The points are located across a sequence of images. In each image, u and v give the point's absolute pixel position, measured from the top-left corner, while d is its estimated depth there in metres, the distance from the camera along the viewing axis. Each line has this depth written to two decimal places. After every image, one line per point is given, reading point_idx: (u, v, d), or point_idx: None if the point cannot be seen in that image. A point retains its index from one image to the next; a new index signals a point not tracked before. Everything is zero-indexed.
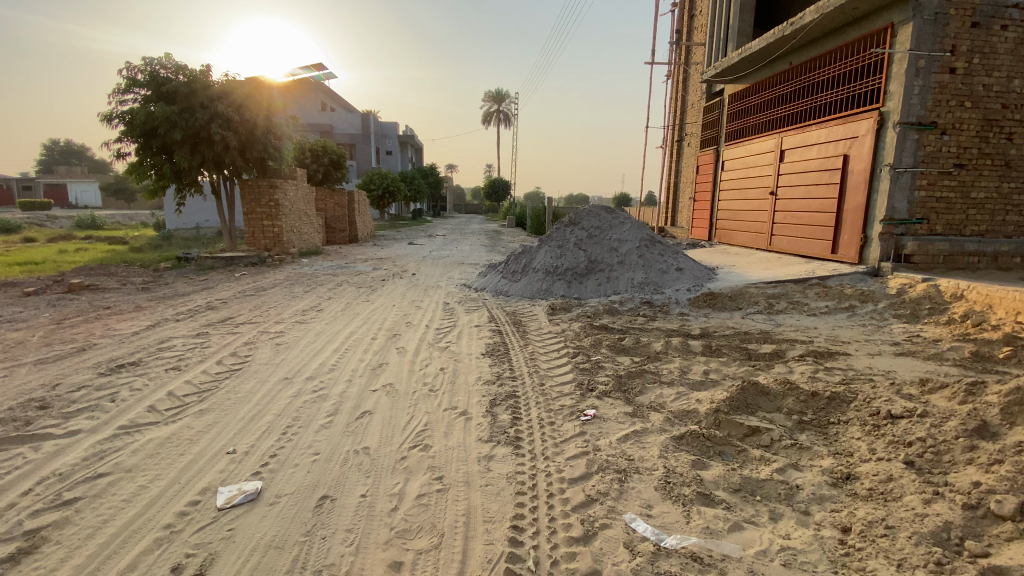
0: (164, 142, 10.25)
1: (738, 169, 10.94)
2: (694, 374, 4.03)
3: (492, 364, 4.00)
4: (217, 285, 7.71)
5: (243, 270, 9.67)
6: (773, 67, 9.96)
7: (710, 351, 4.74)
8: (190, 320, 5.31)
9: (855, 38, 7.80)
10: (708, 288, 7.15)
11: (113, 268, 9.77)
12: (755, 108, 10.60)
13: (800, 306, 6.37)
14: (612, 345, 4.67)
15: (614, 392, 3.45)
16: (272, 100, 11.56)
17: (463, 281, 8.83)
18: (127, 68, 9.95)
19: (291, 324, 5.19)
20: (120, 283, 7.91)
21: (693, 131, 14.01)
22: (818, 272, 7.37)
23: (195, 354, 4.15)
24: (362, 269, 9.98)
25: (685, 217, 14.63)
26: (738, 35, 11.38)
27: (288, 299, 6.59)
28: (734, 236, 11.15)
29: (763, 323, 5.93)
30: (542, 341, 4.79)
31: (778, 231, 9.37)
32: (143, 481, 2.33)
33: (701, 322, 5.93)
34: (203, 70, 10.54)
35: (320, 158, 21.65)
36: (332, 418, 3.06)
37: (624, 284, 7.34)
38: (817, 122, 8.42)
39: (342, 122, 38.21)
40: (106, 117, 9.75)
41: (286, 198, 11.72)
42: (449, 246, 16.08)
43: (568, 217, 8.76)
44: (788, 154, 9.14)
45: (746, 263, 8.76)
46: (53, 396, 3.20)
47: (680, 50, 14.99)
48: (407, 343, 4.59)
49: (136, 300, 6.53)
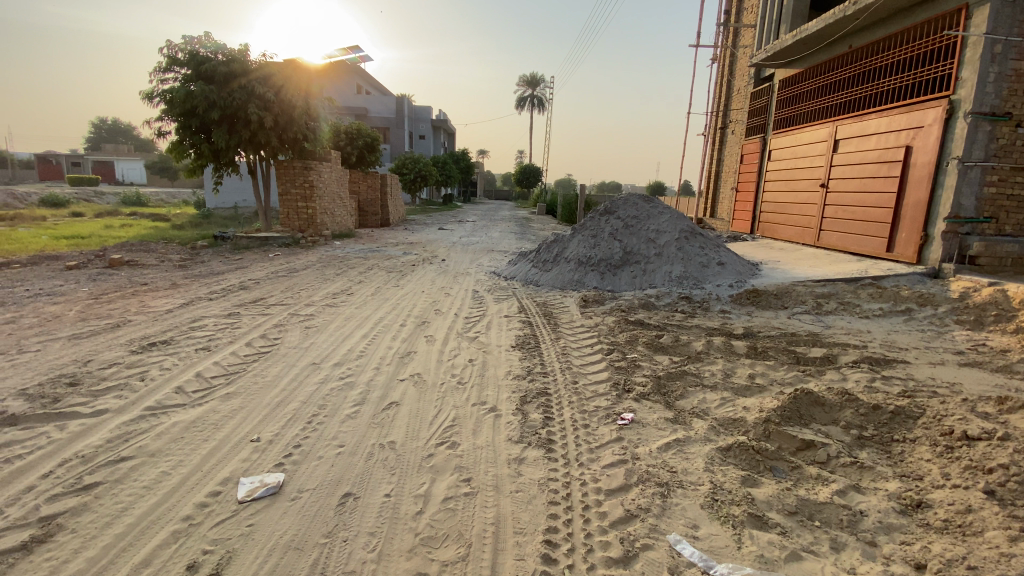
0: (202, 122, 10.38)
1: (786, 160, 10.36)
2: (737, 379, 3.78)
3: (523, 357, 3.84)
4: (251, 265, 7.79)
5: (277, 250, 9.78)
6: (829, 51, 9.32)
7: (755, 353, 4.46)
8: (222, 300, 5.33)
9: (924, 19, 7.18)
10: (751, 284, 6.79)
11: (153, 245, 10.02)
12: (807, 96, 9.98)
13: (851, 308, 5.97)
14: (649, 343, 4.45)
15: (654, 395, 3.24)
16: (309, 81, 11.58)
17: (493, 268, 8.69)
18: (168, 46, 10.08)
19: (321, 308, 5.15)
20: (158, 260, 8.08)
21: (738, 118, 13.38)
22: (871, 271, 6.90)
23: (224, 335, 4.14)
24: (393, 253, 9.96)
25: (726, 209, 14.06)
26: (791, 16, 10.70)
27: (319, 281, 6.57)
28: (778, 230, 10.61)
29: (810, 324, 5.57)
30: (574, 335, 4.60)
31: (828, 226, 8.84)
32: (165, 468, 2.28)
33: (743, 321, 5.62)
34: (242, 50, 10.60)
35: (355, 140, 21.75)
36: (359, 408, 2.95)
37: (661, 277, 7.05)
38: (877, 110, 7.83)
39: (376, 106, 38.38)
40: (148, 96, 9.92)
41: (320, 180, 11.78)
42: (480, 232, 15.97)
43: (603, 205, 8.47)
44: (842, 145, 8.57)
45: (792, 260, 8.31)
46: (84, 374, 3.21)
47: (727, 33, 14.26)
48: (436, 332, 4.47)
49: (172, 277, 6.64)
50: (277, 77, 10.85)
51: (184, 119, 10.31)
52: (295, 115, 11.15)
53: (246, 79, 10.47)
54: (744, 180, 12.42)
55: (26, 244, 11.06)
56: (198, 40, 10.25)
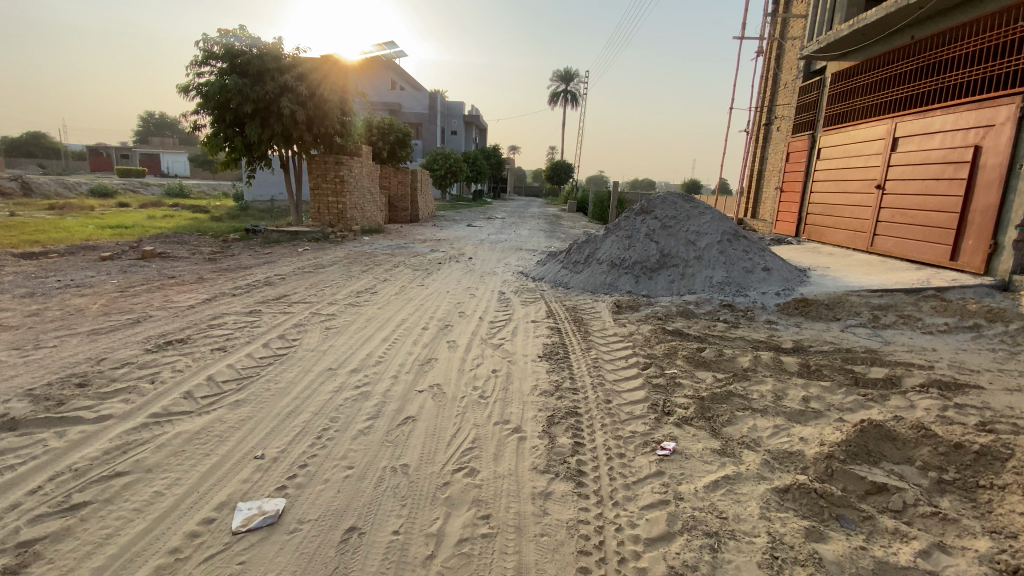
0: (236, 115, 10.43)
1: (838, 159, 9.71)
2: (791, 404, 3.42)
3: (553, 369, 3.55)
4: (279, 259, 7.75)
5: (305, 245, 9.76)
6: (888, 43, 8.61)
7: (808, 373, 4.05)
8: (245, 296, 5.23)
9: (997, 8, 6.53)
10: (800, 293, 6.31)
11: (187, 237, 10.15)
12: (862, 90, 9.29)
13: (913, 321, 5.43)
14: (690, 357, 4.09)
15: (698, 420, 2.94)
16: (344, 76, 11.55)
17: (522, 268, 8.41)
18: (204, 40, 10.17)
19: (344, 307, 4.98)
20: (190, 252, 8.14)
21: (785, 114, 12.67)
22: (934, 281, 6.31)
23: (243, 334, 4.00)
24: (420, 250, 9.81)
25: (768, 210, 13.38)
26: (848, 5, 9.98)
27: (345, 279, 6.43)
28: (827, 234, 9.94)
29: (867, 340, 5.08)
30: (607, 345, 4.29)
31: (883, 231, 8.21)
32: (160, 487, 2.12)
33: (791, 334, 5.19)
34: (277, 44, 10.62)
35: (387, 135, 21.78)
36: (373, 422, 2.72)
37: (700, 283, 6.64)
38: (940, 106, 7.16)
39: (410, 101, 38.55)
40: (184, 89, 10.04)
41: (351, 175, 11.73)
42: (509, 229, 15.72)
43: (639, 204, 8.07)
44: (901, 143, 7.93)
45: (844, 266, 7.73)
46: (96, 374, 3.11)
47: (775, 24, 13.52)
48: (459, 337, 4.23)
49: (200, 271, 6.61)
50: (309, 71, 10.82)
51: (219, 112, 10.39)
52: (328, 110, 11.14)
53: (279, 73, 10.47)
54: (790, 180, 11.73)
55: (72, 232, 11.43)
56: (234, 34, 10.31)
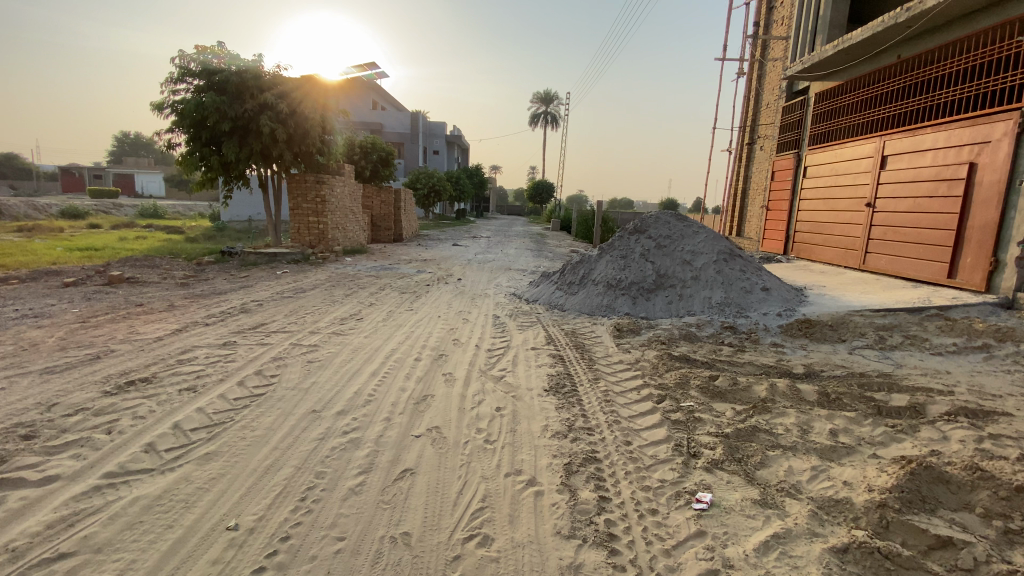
0: (213, 133, 10.03)
1: (825, 177, 9.75)
2: (819, 439, 3.17)
3: (564, 405, 3.24)
4: (257, 284, 7.32)
5: (285, 268, 9.33)
6: (874, 62, 8.72)
7: (828, 402, 3.81)
8: (219, 326, 4.81)
9: (985, 27, 6.61)
10: (801, 313, 6.15)
11: (159, 260, 9.62)
12: (848, 109, 9.38)
13: (919, 342, 5.29)
14: (704, 387, 3.83)
15: (730, 463, 2.66)
16: (325, 94, 11.29)
17: (514, 289, 8.12)
18: (180, 57, 9.81)
19: (328, 336, 4.60)
20: (161, 276, 7.66)
21: (768, 132, 12.80)
22: (934, 300, 6.22)
23: (216, 371, 3.59)
24: (406, 272, 9.46)
25: (754, 227, 13.41)
26: (829, 26, 10.17)
27: (328, 304, 6.05)
28: (817, 251, 9.93)
29: (878, 363, 4.89)
30: (614, 374, 4.01)
31: (875, 248, 8.18)
32: (111, 573, 1.73)
33: (800, 358, 4.98)
34: (256, 61, 10.33)
35: (369, 154, 21.52)
36: (365, 477, 2.37)
37: (699, 304, 6.44)
38: (930, 124, 7.20)
39: (391, 121, 38.52)
40: (158, 106, 9.64)
41: (333, 194, 11.39)
42: (495, 249, 15.47)
43: (632, 223, 7.89)
44: (890, 161, 7.95)
45: (840, 285, 7.64)
46: (43, 422, 2.68)
47: (755, 46, 13.76)
48: (455, 368, 3.87)
49: (171, 298, 6.15)
50: (291, 90, 10.55)
51: (195, 130, 9.98)
52: (309, 128, 10.84)
53: (259, 90, 10.16)
54: (776, 199, 11.78)
55: (35, 255, 10.79)
56: (211, 51, 9.98)
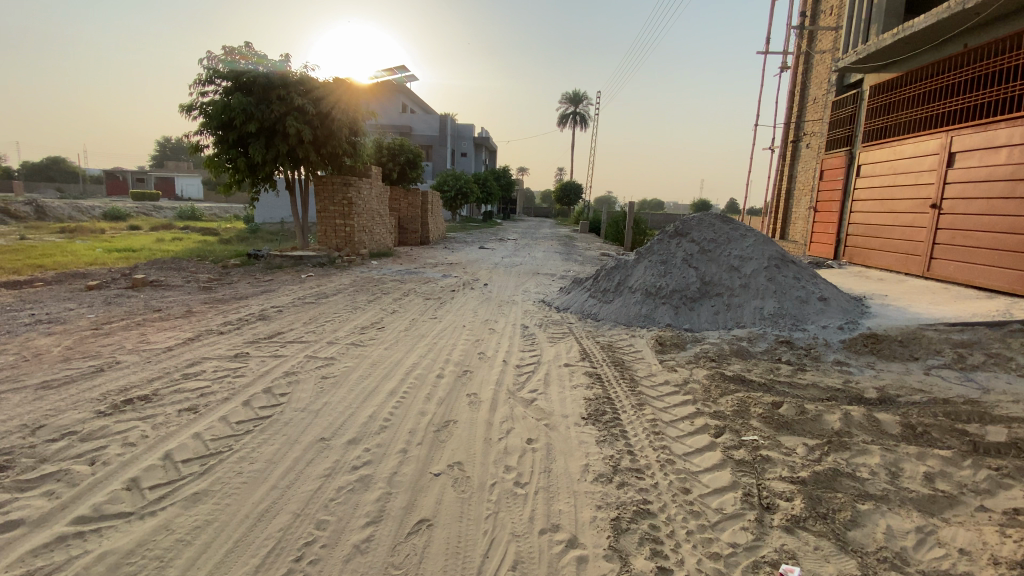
0: (240, 135, 9.94)
1: (883, 176, 8.97)
2: (913, 486, 2.64)
3: (606, 437, 2.81)
4: (279, 288, 7.11)
5: (310, 271, 9.15)
6: (937, 52, 7.95)
7: (915, 436, 3.23)
8: (233, 335, 4.54)
9: None
10: (866, 327, 5.54)
11: (186, 263, 9.56)
12: (907, 103, 8.60)
13: (1005, 362, 4.57)
14: (767, 416, 3.34)
15: (814, 522, 2.18)
16: (352, 95, 11.08)
17: (544, 296, 7.70)
18: (208, 58, 9.77)
19: (346, 347, 4.28)
20: (184, 280, 7.56)
21: (816, 129, 12.00)
22: (1019, 312, 5.49)
23: (222, 389, 3.29)
24: (431, 276, 9.16)
25: (800, 230, 12.61)
26: (886, 14, 9.39)
27: (349, 311, 5.75)
28: (873, 257, 9.18)
29: (961, 387, 4.23)
30: (661, 398, 3.55)
31: (942, 254, 7.43)
32: None
33: (870, 380, 4.39)
34: (283, 61, 10.21)
35: (397, 156, 21.41)
36: (374, 529, 1.99)
37: (750, 315, 5.91)
38: (1004, 118, 6.44)
39: (420, 124, 38.64)
40: (187, 109, 9.63)
41: (360, 197, 11.23)
42: (523, 252, 15.09)
43: (672, 226, 7.35)
44: (959, 159, 7.19)
45: (904, 294, 6.93)
46: (23, 450, 2.41)
47: (801, 38, 12.97)
48: (481, 388, 3.45)
49: (190, 303, 5.97)
50: (318, 90, 10.38)
51: (223, 132, 9.92)
52: (336, 129, 10.65)
53: (286, 91, 10.04)
54: (825, 200, 11.02)
55: (73, 256, 11.01)
56: (238, 52, 9.92)
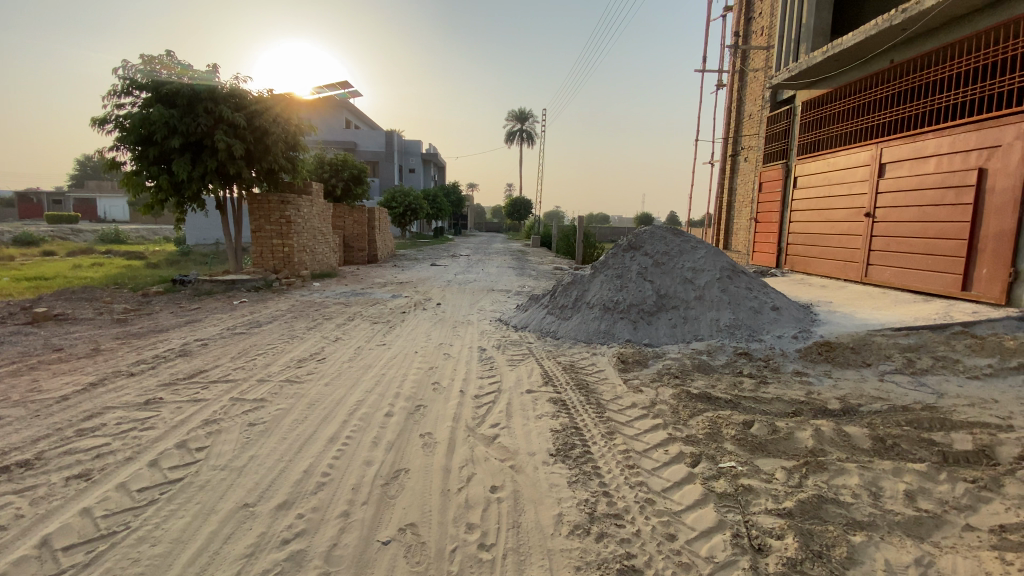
0: (162, 150, 9.11)
1: (818, 187, 9.36)
2: (897, 508, 2.51)
3: (579, 477, 2.52)
4: (207, 318, 6.43)
5: (244, 297, 8.44)
6: (865, 69, 8.40)
7: (886, 450, 3.16)
8: (146, 376, 3.94)
9: (988, 26, 6.25)
10: (819, 335, 5.61)
11: (100, 292, 8.59)
12: (839, 117, 9.05)
13: (952, 364, 4.70)
14: (740, 438, 3.17)
15: (812, 564, 1.97)
16: (290, 108, 10.47)
17: (500, 314, 7.41)
18: (124, 67, 8.96)
19: (281, 385, 3.79)
20: (96, 312, 6.73)
21: (753, 143, 12.51)
22: (954, 314, 5.74)
23: (125, 446, 2.76)
24: (380, 297, 8.68)
25: (743, 240, 13.05)
26: (815, 34, 9.91)
27: (286, 341, 5.22)
28: (813, 264, 9.54)
29: (916, 393, 4.27)
30: (632, 424, 3.32)
31: (878, 260, 7.76)
32: None
33: (830, 390, 4.36)
34: (210, 71, 9.51)
35: (340, 172, 20.66)
36: None
37: (707, 327, 5.87)
38: (930, 129, 6.82)
39: (364, 140, 37.63)
40: (100, 121, 8.76)
41: (300, 215, 10.60)
42: (475, 268, 14.79)
43: (626, 238, 7.27)
44: (889, 169, 7.56)
45: (847, 300, 7.16)
46: None
47: (735, 57, 13.59)
48: (436, 427, 3.10)
49: (98, 339, 5.24)
50: (251, 102, 9.72)
51: (142, 148, 9.06)
52: (272, 143, 10.00)
53: (214, 103, 9.33)
54: (765, 211, 11.42)
55: None
56: (159, 60, 9.17)
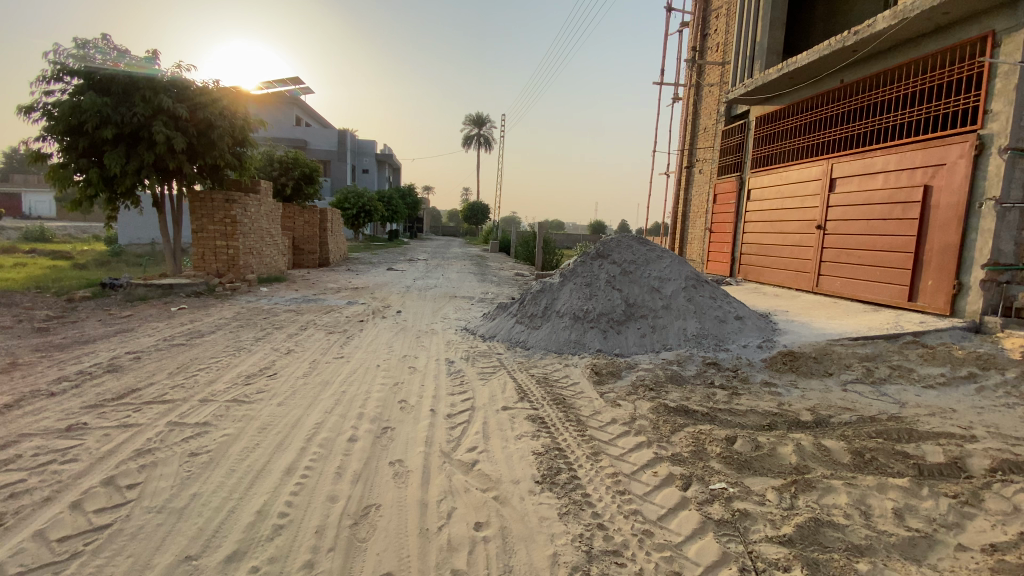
0: (93, 142, 8.26)
1: (772, 199, 9.68)
2: (889, 527, 2.46)
3: (569, 508, 2.32)
4: (141, 327, 5.80)
5: (183, 303, 7.75)
6: (817, 87, 8.76)
7: (865, 465, 3.13)
8: (67, 397, 3.41)
9: (933, 52, 6.62)
10: (782, 345, 5.70)
11: (13, 296, 7.64)
12: (791, 132, 9.40)
13: (908, 373, 4.84)
14: (725, 456, 3.07)
15: None
16: (237, 101, 9.78)
17: (464, 323, 7.13)
18: (53, 50, 8.07)
19: (228, 406, 3.37)
20: (9, 319, 5.95)
21: (708, 155, 12.86)
22: (904, 324, 5.98)
23: (42, 483, 2.31)
24: (335, 304, 8.20)
25: (697, 249, 13.36)
26: (768, 52, 10.30)
27: (233, 354, 4.73)
28: (766, 274, 9.83)
29: (880, 403, 4.33)
30: (616, 444, 3.14)
31: (828, 271, 8.06)
32: None
33: (799, 401, 4.36)
34: (149, 58, 8.74)
35: (290, 171, 19.71)
36: None
37: (675, 336, 5.84)
38: (880, 147, 7.15)
39: (316, 139, 36.23)
40: (24, 108, 7.85)
41: (246, 215, 9.91)
42: (433, 273, 14.42)
43: (593, 246, 7.17)
44: (840, 184, 7.88)
45: (803, 309, 7.37)
46: None
47: (690, 71, 13.95)
48: (407, 453, 2.81)
49: (9, 352, 4.57)
50: (194, 93, 9.01)
51: (72, 139, 8.20)
52: (217, 137, 9.30)
53: (153, 93, 8.56)
54: (719, 221, 11.72)
55: None
56: (93, 44, 8.34)
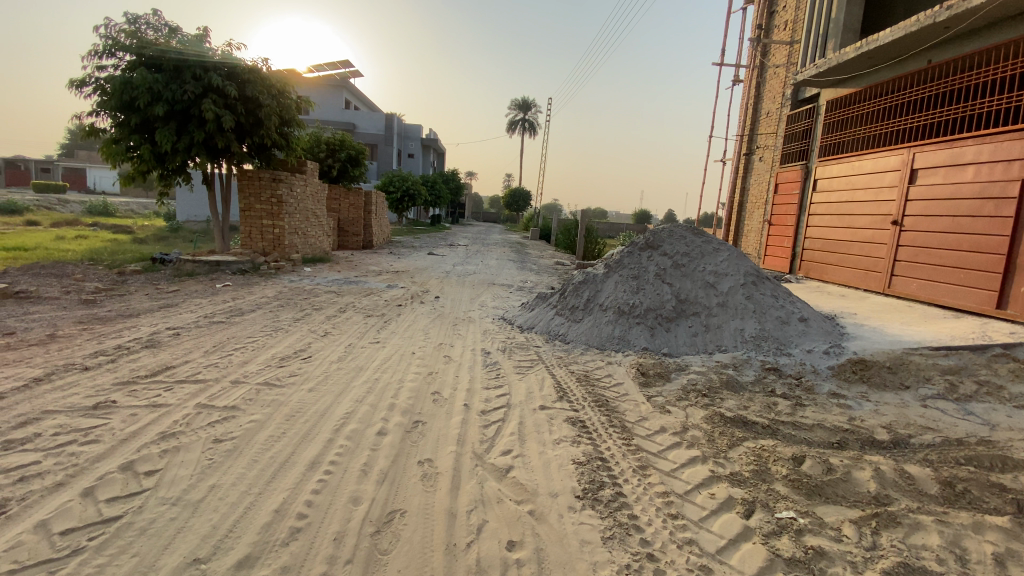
0: (145, 118, 8.45)
1: (841, 192, 8.91)
2: None
3: (614, 532, 2.06)
4: (184, 303, 5.89)
5: (228, 280, 7.90)
6: (900, 68, 7.93)
7: (957, 498, 2.70)
8: (101, 372, 3.40)
9: None
10: (851, 351, 5.17)
11: (73, 268, 7.99)
12: (867, 118, 8.58)
13: (998, 391, 4.26)
14: (793, 479, 2.71)
15: None
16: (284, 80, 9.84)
17: (504, 313, 6.92)
18: (105, 26, 8.29)
19: (258, 390, 3.27)
20: (64, 290, 6.19)
21: (770, 142, 12.01)
22: (994, 334, 5.31)
23: (58, 466, 2.24)
24: (375, 287, 8.15)
25: (752, 242, 12.60)
26: (843, 30, 9.39)
27: (269, 335, 4.69)
28: (831, 272, 9.10)
29: (967, 424, 3.81)
30: (667, 457, 2.83)
31: (904, 271, 7.33)
32: None
33: (872, 416, 3.90)
34: (199, 35, 8.87)
35: (337, 152, 19.97)
36: None
37: (729, 337, 5.42)
38: (972, 135, 6.36)
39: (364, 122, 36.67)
40: (78, 83, 8.12)
41: (292, 195, 10.01)
42: (474, 259, 14.28)
43: (642, 237, 6.76)
44: (922, 176, 7.10)
45: (873, 312, 6.72)
46: None
47: (753, 52, 13.04)
48: (438, 453, 2.61)
49: (59, 322, 4.70)
50: (243, 71, 9.08)
51: (125, 114, 8.45)
52: (264, 116, 9.38)
53: (202, 69, 8.69)
54: (780, 214, 10.96)
55: None
56: (144, 20, 8.54)
